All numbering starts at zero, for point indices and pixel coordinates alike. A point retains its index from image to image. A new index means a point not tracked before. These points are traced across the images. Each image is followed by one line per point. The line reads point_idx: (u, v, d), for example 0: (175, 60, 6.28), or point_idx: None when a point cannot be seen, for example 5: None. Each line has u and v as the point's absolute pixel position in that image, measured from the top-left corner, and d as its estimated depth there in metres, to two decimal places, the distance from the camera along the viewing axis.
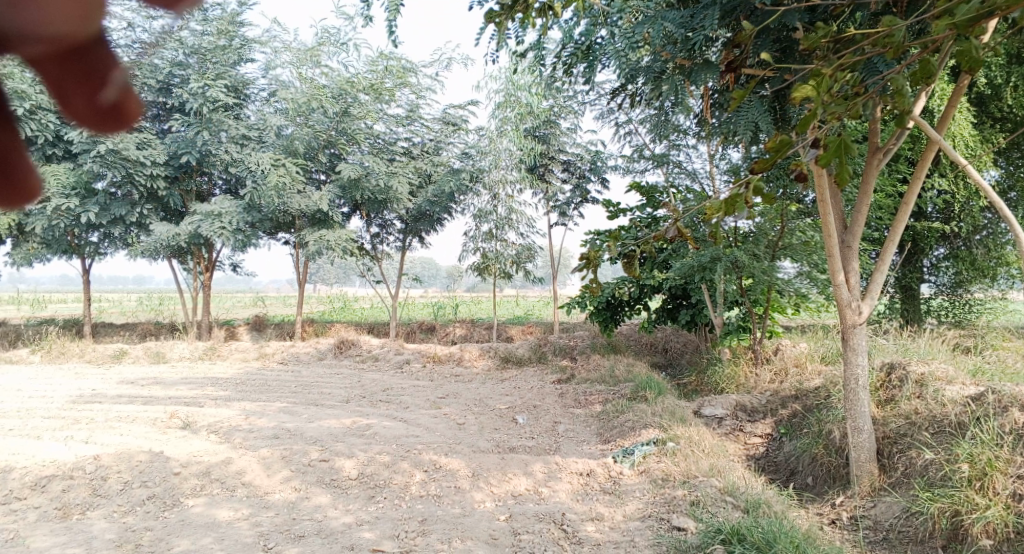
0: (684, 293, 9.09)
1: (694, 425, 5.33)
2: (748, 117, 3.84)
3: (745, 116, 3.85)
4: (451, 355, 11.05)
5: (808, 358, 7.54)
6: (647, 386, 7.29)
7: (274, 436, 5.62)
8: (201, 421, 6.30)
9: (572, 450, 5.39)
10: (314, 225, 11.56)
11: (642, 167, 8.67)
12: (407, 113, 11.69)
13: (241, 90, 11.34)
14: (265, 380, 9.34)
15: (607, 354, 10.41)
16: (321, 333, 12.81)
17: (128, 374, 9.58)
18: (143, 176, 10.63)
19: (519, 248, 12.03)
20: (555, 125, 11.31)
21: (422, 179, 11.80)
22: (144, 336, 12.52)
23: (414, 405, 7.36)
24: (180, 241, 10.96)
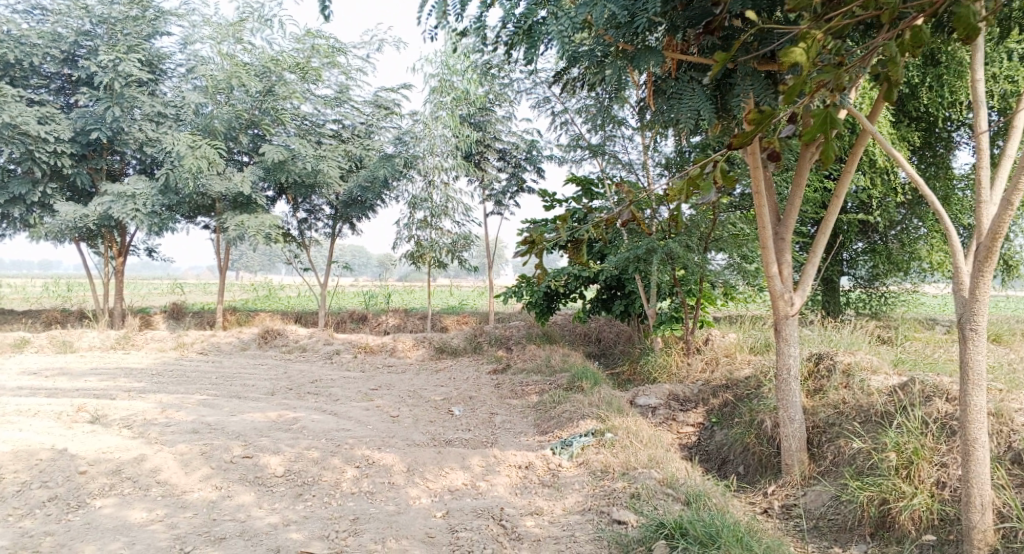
0: (618, 284, 9.11)
1: (631, 415, 5.32)
2: (691, 106, 3.81)
3: (688, 104, 3.81)
4: (382, 345, 10.79)
5: (738, 349, 7.69)
6: (582, 377, 7.27)
7: (193, 431, 5.28)
8: (112, 415, 5.87)
9: (508, 442, 5.29)
10: (237, 208, 11.03)
11: (578, 157, 8.62)
12: (337, 94, 11.30)
13: (157, 64, 10.72)
14: (184, 370, 8.86)
15: (541, 344, 10.38)
16: (245, 321, 12.28)
17: (30, 365, 8.91)
18: (46, 153, 9.89)
19: (454, 236, 11.81)
20: (490, 112, 11.15)
21: (352, 164, 11.43)
22: (49, 324, 11.69)
23: (344, 397, 7.11)
24: (89, 223, 10.27)
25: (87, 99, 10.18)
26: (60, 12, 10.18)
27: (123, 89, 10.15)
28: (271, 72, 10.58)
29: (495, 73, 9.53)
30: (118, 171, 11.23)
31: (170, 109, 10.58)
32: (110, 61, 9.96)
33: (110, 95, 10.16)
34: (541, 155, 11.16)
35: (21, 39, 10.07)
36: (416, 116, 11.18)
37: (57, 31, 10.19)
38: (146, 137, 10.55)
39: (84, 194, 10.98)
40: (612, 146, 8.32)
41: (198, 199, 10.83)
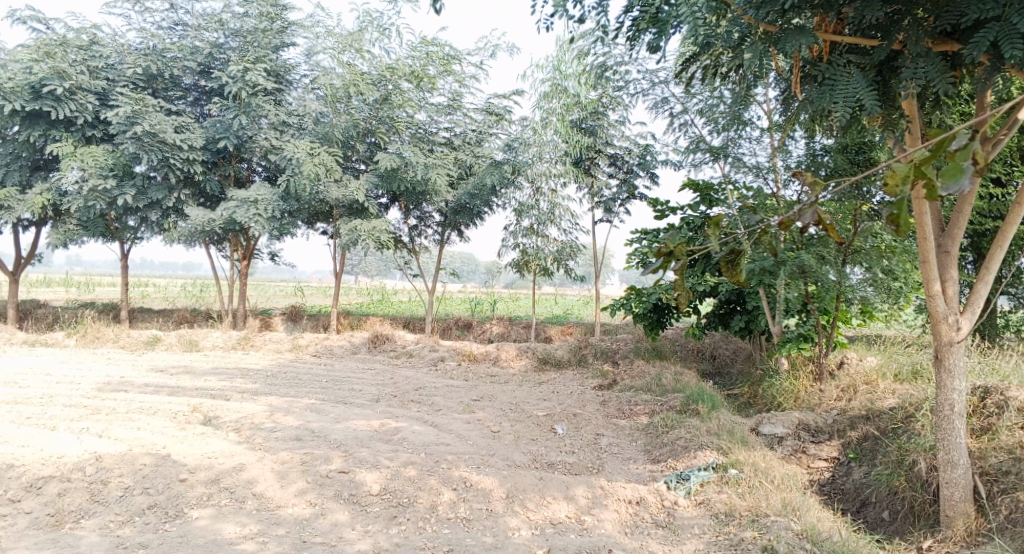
0: (739, 298, 8.48)
1: (759, 450, 4.77)
2: (846, 92, 3.37)
3: (843, 91, 3.37)
4: (487, 354, 10.60)
5: (879, 376, 6.86)
6: (699, 399, 6.72)
7: (297, 438, 5.22)
8: (223, 417, 5.95)
9: (617, 470, 4.86)
10: (351, 215, 11.24)
11: (697, 161, 8.06)
12: (450, 101, 11.27)
13: (283, 75, 11.12)
14: (296, 373, 9.03)
15: (652, 360, 9.82)
16: (356, 326, 12.47)
17: (159, 362, 9.38)
18: (180, 160, 10.42)
19: (561, 243, 11.47)
20: (602, 116, 10.73)
21: (462, 171, 11.37)
22: (180, 323, 12.38)
23: (447, 407, 6.93)
24: (215, 226, 10.75)
25: (218, 108, 10.66)
26: (197, 26, 10.74)
27: (249, 99, 10.57)
28: (387, 79, 10.67)
29: (611, 74, 9.15)
30: (244, 178, 11.75)
31: (292, 118, 10.92)
32: (238, 71, 10.38)
33: (239, 105, 10.62)
34: (655, 160, 10.64)
35: (162, 52, 10.73)
36: (526, 121, 10.96)
37: (194, 44, 10.76)
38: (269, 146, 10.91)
39: (212, 199, 11.56)
40: (735, 149, 7.71)
41: (316, 205, 11.13)
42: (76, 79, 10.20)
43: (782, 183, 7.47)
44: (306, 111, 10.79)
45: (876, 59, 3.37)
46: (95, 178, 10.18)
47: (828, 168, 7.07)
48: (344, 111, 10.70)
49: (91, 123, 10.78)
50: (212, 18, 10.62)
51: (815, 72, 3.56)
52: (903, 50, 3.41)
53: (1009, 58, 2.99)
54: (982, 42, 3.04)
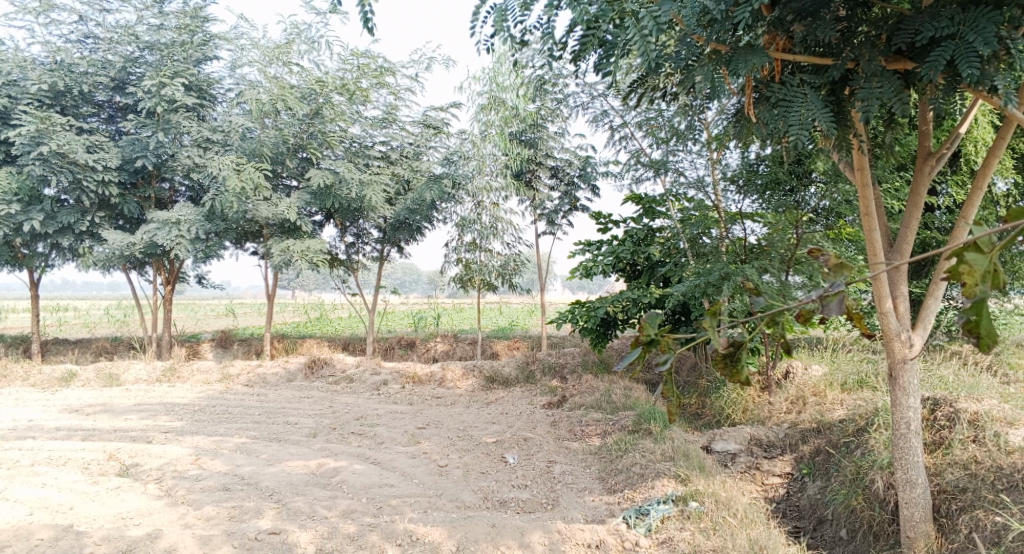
0: (683, 309, 8.40)
1: (717, 476, 4.63)
2: (802, 115, 3.24)
3: (799, 112, 3.24)
4: (431, 375, 10.22)
5: (827, 386, 6.85)
6: (651, 418, 6.57)
7: (225, 487, 4.80)
8: (143, 465, 5.44)
9: (573, 504, 4.65)
10: (284, 234, 10.70)
11: (639, 175, 7.95)
12: (384, 115, 10.91)
13: (206, 90, 10.54)
14: (227, 406, 8.48)
15: (600, 374, 9.64)
16: (292, 350, 11.88)
17: (74, 400, 8.68)
18: (94, 183, 9.72)
19: (503, 257, 11.23)
20: (541, 128, 10.55)
21: (399, 186, 11.01)
22: (99, 354, 11.55)
23: (390, 439, 6.57)
24: (135, 251, 10.06)
25: (134, 125, 10.00)
26: (109, 39, 10.07)
27: (168, 115, 9.96)
28: (317, 94, 10.22)
29: (548, 86, 8.97)
30: (166, 199, 11.07)
31: (218, 134, 10.31)
32: (155, 86, 9.75)
33: (157, 122, 9.99)
34: (596, 172, 10.52)
35: (71, 68, 9.99)
36: (464, 134, 10.71)
37: (107, 58, 10.07)
38: (193, 164, 10.28)
39: (131, 220, 10.84)
40: (676, 161, 7.63)
41: (245, 225, 10.57)
42: None
43: (725, 195, 7.41)
44: (231, 127, 10.24)
45: (830, 78, 3.31)
46: None
47: (763, 178, 7.03)
48: (273, 127, 10.22)
49: None
50: (126, 31, 9.99)
51: (767, 92, 3.43)
52: (855, 68, 3.34)
53: (966, 77, 2.96)
54: (938, 60, 3.00)
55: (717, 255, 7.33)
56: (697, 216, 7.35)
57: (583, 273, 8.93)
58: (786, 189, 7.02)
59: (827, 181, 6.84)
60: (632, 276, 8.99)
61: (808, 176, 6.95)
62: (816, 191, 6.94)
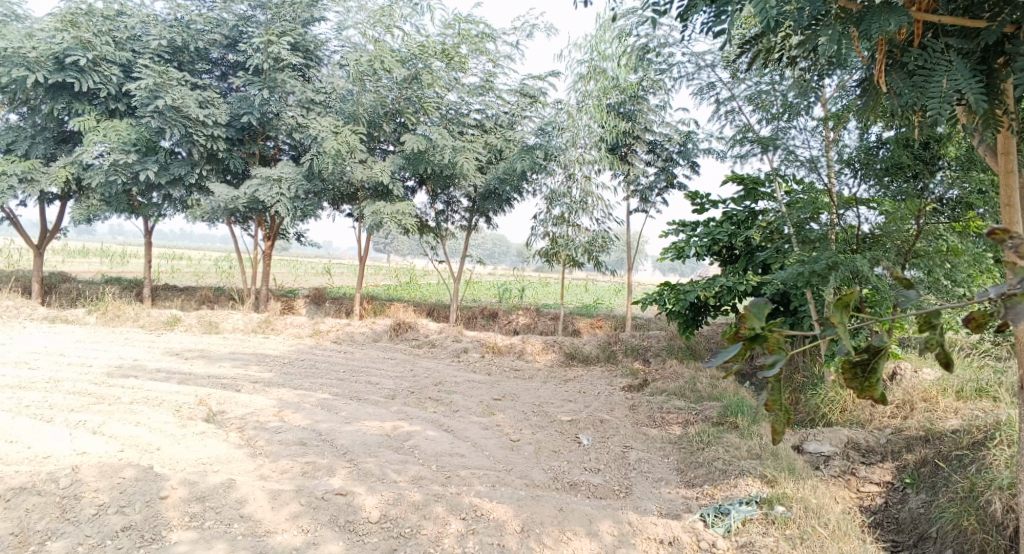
0: (781, 299, 7.91)
1: (808, 481, 4.29)
2: (943, 86, 2.84)
3: (940, 83, 2.85)
4: (512, 347, 10.16)
5: (939, 392, 6.28)
6: (738, 411, 6.22)
7: (300, 442, 4.87)
8: (228, 413, 5.62)
9: (647, 494, 4.44)
10: (377, 197, 10.84)
11: (744, 152, 7.46)
12: (482, 82, 10.78)
13: (311, 51, 10.74)
14: (314, 361, 8.71)
15: (686, 360, 9.28)
16: (380, 311, 12.12)
17: (176, 344, 9.17)
18: (204, 137, 10.12)
19: (592, 233, 10.95)
20: (642, 101, 10.19)
21: (491, 155, 10.90)
22: (202, 302, 12.18)
23: (465, 408, 6.53)
24: (238, 205, 10.46)
25: (242, 82, 10.32)
26: None
27: (275, 74, 10.19)
28: (417, 58, 10.23)
29: (652, 56, 8.55)
30: (269, 156, 11.43)
31: (320, 96, 10.51)
32: (263, 45, 10.01)
33: (264, 80, 10.28)
34: (697, 149, 10.04)
35: (188, 25, 10.41)
36: (560, 104, 10.44)
37: (221, 17, 10.41)
38: (295, 123, 10.53)
39: (236, 176, 11.27)
40: (787, 139, 7.11)
41: (341, 186, 10.77)
42: (100, 50, 9.95)
43: (838, 178, 6.85)
44: (332, 88, 10.40)
45: (984, 43, 2.85)
46: (117, 152, 9.92)
47: (882, 163, 6.46)
48: (371, 90, 10.29)
49: (115, 97, 10.53)
50: None
51: (904, 59, 3.01)
52: (1016, 31, 2.86)
53: None
54: None
55: (823, 243, 6.78)
56: (804, 199, 6.81)
57: (675, 255, 8.56)
58: (908, 174, 6.47)
59: (957, 167, 6.28)
60: (728, 261, 8.55)
61: (933, 160, 6.39)
62: (942, 177, 6.35)
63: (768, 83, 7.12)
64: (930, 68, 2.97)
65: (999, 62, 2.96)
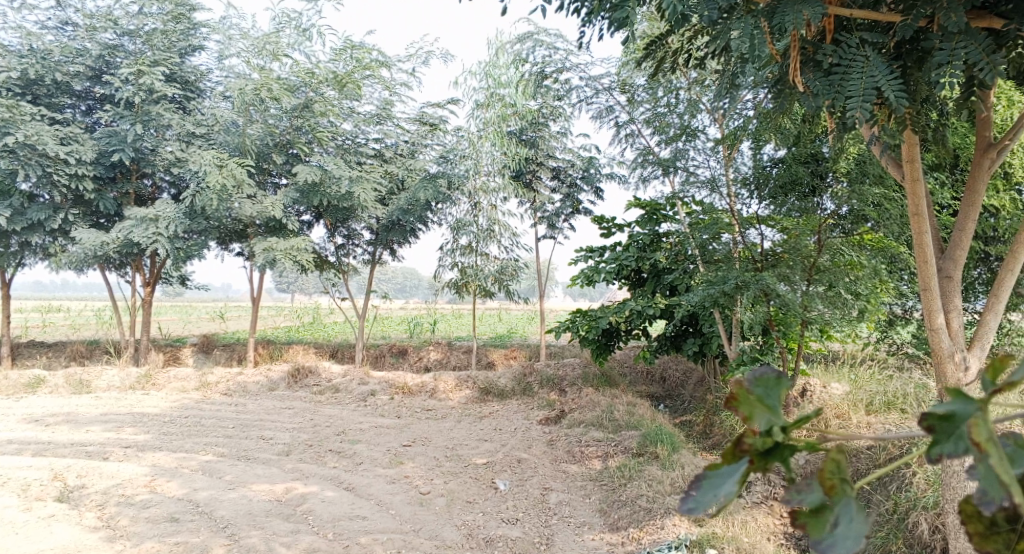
0: (691, 320, 7.87)
1: (737, 516, 4.08)
2: (864, 84, 2.81)
3: (860, 83, 2.81)
4: (423, 386, 9.62)
5: (850, 407, 6.27)
6: (658, 439, 5.97)
7: (172, 517, 4.18)
8: (87, 488, 4.83)
9: (570, 544, 4.07)
10: (269, 234, 10.14)
11: (646, 175, 7.37)
12: (378, 110, 10.36)
13: (191, 82, 10.04)
14: (200, 417, 7.87)
15: (602, 387, 9.04)
16: (277, 357, 11.28)
17: (37, 408, 8.10)
18: (65, 176, 9.12)
19: (501, 263, 10.64)
20: (542, 127, 10.10)
21: (392, 185, 10.43)
22: (73, 358, 10.95)
23: (371, 459, 5.97)
24: (110, 249, 9.49)
25: (109, 116, 9.46)
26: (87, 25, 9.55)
27: (148, 106, 9.44)
28: (307, 86, 9.70)
29: (550, 82, 8.42)
30: (146, 195, 10.49)
31: (201, 128, 9.80)
32: (133, 75, 9.21)
33: (136, 114, 9.47)
34: (601, 173, 10.00)
35: (44, 54, 9.45)
36: (460, 132, 10.16)
37: (83, 45, 9.55)
38: (173, 158, 9.75)
39: (108, 218, 10.27)
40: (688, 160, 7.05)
41: (228, 224, 9.97)
42: None
43: (738, 198, 6.85)
44: (214, 120, 9.68)
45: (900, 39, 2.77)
46: None
47: (777, 179, 6.60)
48: (257, 120, 9.66)
49: None
50: (101, 15, 9.41)
51: (821, 56, 2.94)
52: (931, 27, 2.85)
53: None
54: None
55: (727, 262, 6.75)
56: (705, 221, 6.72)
57: (585, 282, 8.34)
58: (802, 191, 6.54)
59: (848, 183, 6.30)
60: (637, 285, 8.42)
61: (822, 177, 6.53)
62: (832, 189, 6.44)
63: (665, 105, 7.09)
64: (845, 65, 2.91)
65: (913, 60, 3.01)
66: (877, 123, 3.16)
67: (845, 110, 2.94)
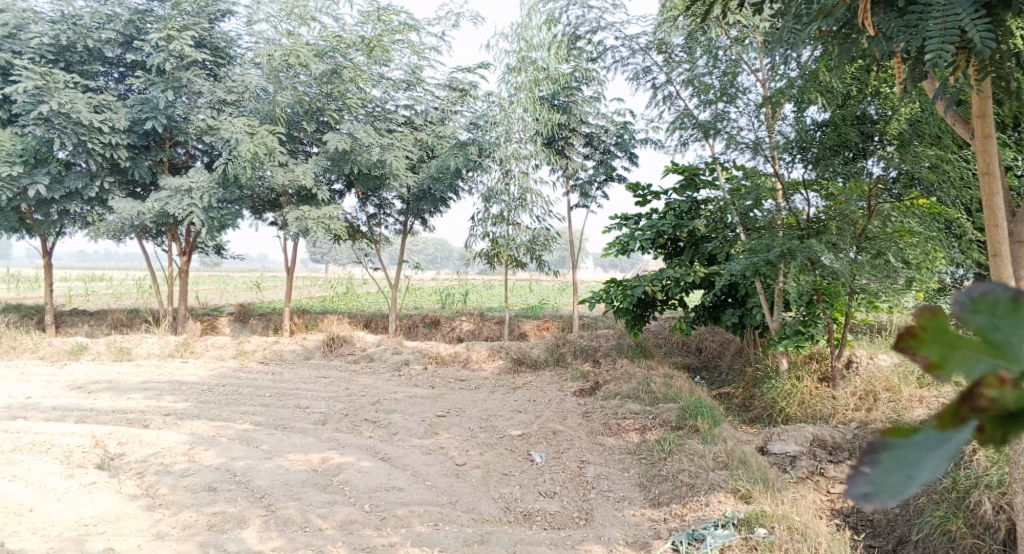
0: (730, 290, 7.66)
1: (785, 493, 3.95)
2: (946, 25, 2.62)
3: (941, 22, 2.62)
4: (456, 356, 9.57)
5: (900, 380, 6.10)
6: (697, 412, 5.82)
7: (210, 486, 4.17)
8: (127, 456, 4.85)
9: (610, 519, 3.96)
10: (301, 203, 10.10)
11: (684, 139, 7.11)
12: (407, 76, 10.19)
13: (220, 47, 10.04)
14: (236, 386, 7.93)
15: (638, 359, 8.88)
16: (312, 326, 11.36)
17: (80, 375, 8.26)
18: (100, 145, 9.17)
19: (534, 232, 10.47)
20: (575, 92, 9.75)
21: (423, 153, 10.28)
22: (113, 327, 11.15)
23: (405, 429, 5.94)
24: (147, 219, 9.56)
25: (141, 83, 9.42)
26: None
27: (178, 72, 9.34)
28: (335, 50, 9.53)
29: (584, 44, 8.13)
30: (180, 164, 10.52)
31: (232, 95, 9.75)
32: (163, 41, 9.17)
33: (167, 81, 9.43)
34: (636, 139, 9.73)
35: (75, 22, 9.47)
36: (492, 97, 9.94)
37: (113, 12, 9.54)
38: (206, 127, 9.74)
39: (144, 187, 10.33)
40: (728, 124, 6.76)
41: (261, 194, 9.95)
42: None
43: (781, 163, 6.57)
44: (244, 88, 9.61)
45: None
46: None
47: (821, 143, 6.30)
48: (288, 87, 9.57)
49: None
50: None
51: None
52: None
53: None
54: None
55: (770, 230, 6.48)
56: (747, 188, 6.45)
57: (620, 251, 8.15)
58: (843, 156, 6.31)
59: (899, 146, 5.98)
60: (673, 254, 8.20)
61: (867, 141, 6.22)
62: (882, 153, 6.09)
63: (705, 66, 6.79)
64: (923, 5, 2.72)
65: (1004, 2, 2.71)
66: (952, 74, 2.98)
67: (920, 54, 2.77)
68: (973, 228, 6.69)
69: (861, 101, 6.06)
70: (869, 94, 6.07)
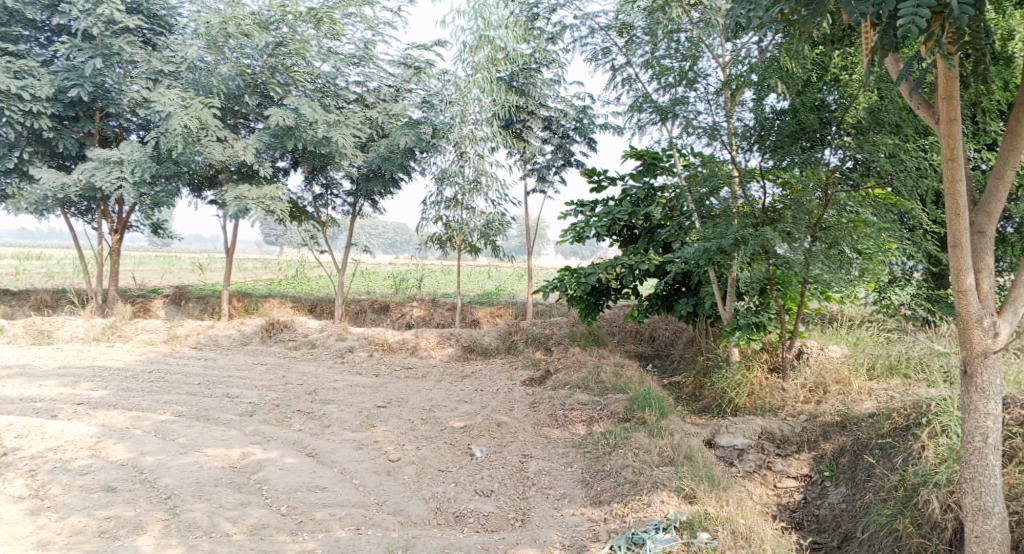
0: (684, 278, 7.47)
1: (730, 493, 3.76)
2: None
3: None
4: (403, 343, 9.21)
5: (851, 371, 6.03)
6: (646, 404, 5.62)
7: (108, 486, 3.83)
8: (23, 450, 4.46)
9: (547, 520, 3.73)
10: (241, 179, 9.57)
11: (641, 122, 6.87)
12: (359, 51, 9.72)
13: (159, 15, 9.48)
14: (165, 373, 7.45)
15: (590, 347, 8.66)
16: (253, 310, 10.86)
17: None
18: (19, 113, 8.55)
19: (487, 217, 10.15)
20: (534, 74, 9.56)
21: (373, 132, 9.85)
22: (37, 308, 10.47)
23: (340, 421, 5.60)
24: (71, 193, 8.96)
25: (66, 48, 8.78)
26: None
27: (108, 38, 8.81)
28: (280, 21, 9.08)
29: (541, 22, 7.84)
30: (111, 137, 9.87)
31: (169, 65, 9.17)
32: (89, 4, 8.58)
33: (94, 47, 8.85)
34: (594, 123, 9.47)
35: None
36: (447, 76, 9.51)
37: None
38: (139, 98, 9.17)
39: (71, 159, 9.68)
40: (686, 109, 6.55)
41: (198, 170, 9.40)
42: None
43: (738, 150, 6.39)
44: (180, 57, 9.04)
45: None
46: None
47: (780, 131, 6.14)
48: (229, 58, 9.00)
49: None
50: None
51: None
52: None
53: None
54: None
55: (724, 216, 6.30)
56: (703, 175, 6.26)
57: (574, 237, 7.91)
58: (801, 145, 6.10)
59: (856, 136, 5.85)
60: (629, 242, 7.98)
61: (824, 131, 6.01)
62: (837, 142, 5.93)
63: (665, 48, 6.55)
64: None
65: None
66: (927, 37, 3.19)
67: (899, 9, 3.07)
68: (928, 220, 6.61)
69: (818, 89, 6.01)
70: (828, 83, 6.03)
